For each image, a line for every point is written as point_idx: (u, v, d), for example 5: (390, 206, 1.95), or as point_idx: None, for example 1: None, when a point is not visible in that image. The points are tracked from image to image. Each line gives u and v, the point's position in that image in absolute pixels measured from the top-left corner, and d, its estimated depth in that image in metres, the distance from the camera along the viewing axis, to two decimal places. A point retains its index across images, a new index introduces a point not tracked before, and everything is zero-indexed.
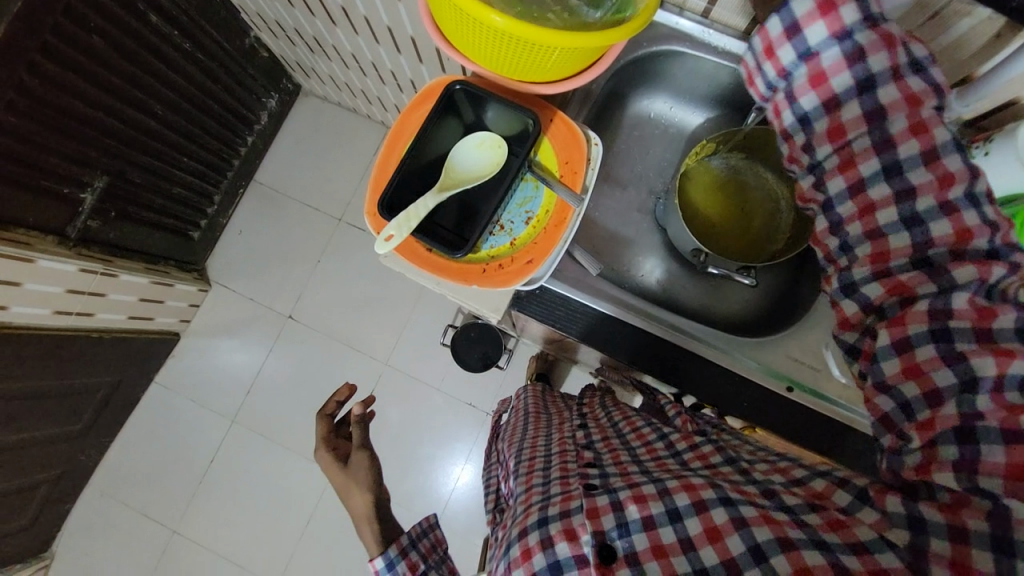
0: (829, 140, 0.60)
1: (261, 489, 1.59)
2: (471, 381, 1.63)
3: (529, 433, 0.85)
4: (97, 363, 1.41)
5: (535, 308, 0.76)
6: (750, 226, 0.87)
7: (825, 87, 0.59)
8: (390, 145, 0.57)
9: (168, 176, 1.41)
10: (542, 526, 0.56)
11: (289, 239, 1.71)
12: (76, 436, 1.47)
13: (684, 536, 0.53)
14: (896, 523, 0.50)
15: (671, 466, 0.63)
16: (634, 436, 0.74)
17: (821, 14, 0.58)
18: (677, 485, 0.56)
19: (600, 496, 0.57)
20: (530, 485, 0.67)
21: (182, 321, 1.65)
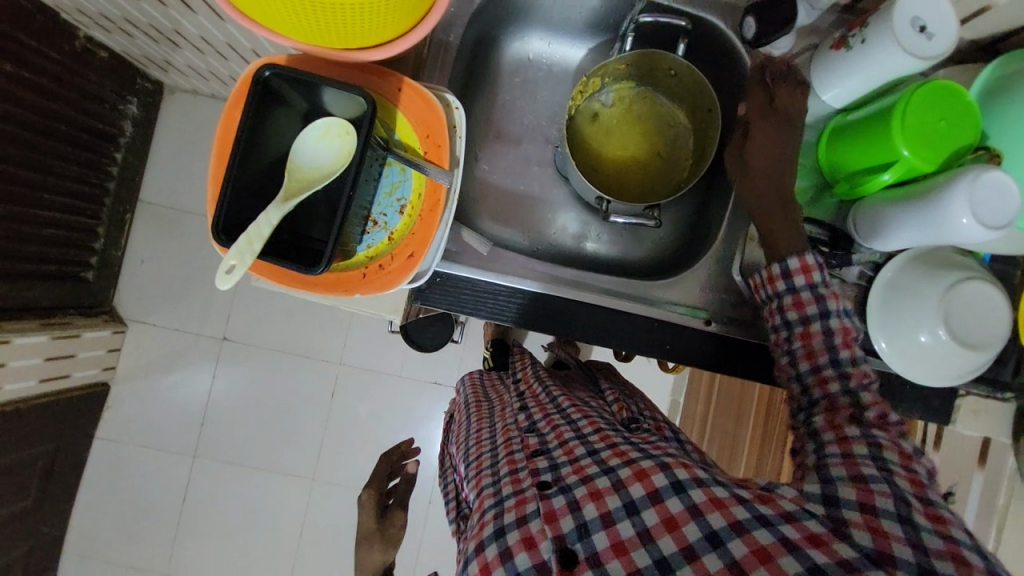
0: (793, 314, 0.65)
1: (246, 515, 1.55)
2: (430, 360, 1.60)
3: (473, 428, 0.86)
4: (21, 436, 1.28)
5: (440, 298, 0.74)
6: (652, 161, 0.84)
7: (800, 308, 0.64)
8: (215, 171, 0.51)
9: (34, 219, 1.23)
10: (500, 538, 0.57)
11: (200, 257, 1.56)
12: (27, 514, 1.37)
13: (643, 529, 0.53)
14: (813, 499, 0.54)
15: (614, 439, 0.65)
16: (574, 409, 0.74)
17: (805, 272, 0.65)
18: (630, 475, 0.57)
19: (557, 498, 0.59)
20: (480, 487, 0.68)
21: (107, 369, 1.50)
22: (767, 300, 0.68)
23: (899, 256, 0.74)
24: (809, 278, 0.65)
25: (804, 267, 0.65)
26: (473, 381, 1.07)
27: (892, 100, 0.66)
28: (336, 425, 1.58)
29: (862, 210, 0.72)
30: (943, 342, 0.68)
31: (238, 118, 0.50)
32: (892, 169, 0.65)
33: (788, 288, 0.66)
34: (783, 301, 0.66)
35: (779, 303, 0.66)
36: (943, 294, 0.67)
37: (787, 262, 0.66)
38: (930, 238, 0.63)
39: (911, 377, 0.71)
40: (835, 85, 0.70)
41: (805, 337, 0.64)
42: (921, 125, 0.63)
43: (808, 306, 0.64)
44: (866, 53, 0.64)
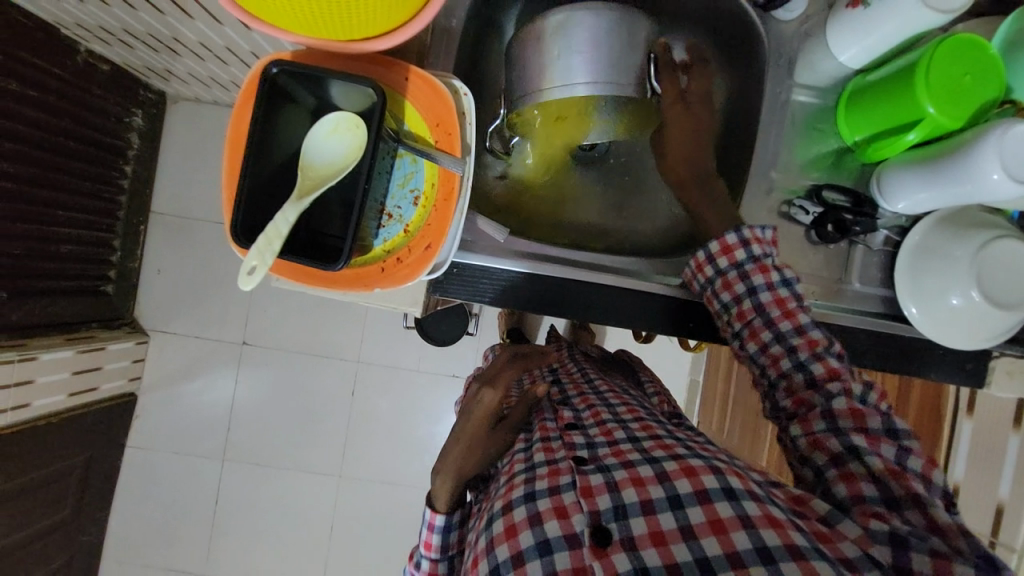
0: (727, 296, 0.68)
1: (277, 513, 1.59)
2: (447, 353, 1.61)
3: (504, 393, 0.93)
4: (54, 448, 1.32)
5: (457, 289, 0.74)
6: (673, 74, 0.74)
7: (731, 289, 0.67)
8: (231, 167, 0.51)
9: (50, 236, 1.25)
10: (530, 501, 0.59)
11: (215, 264, 1.58)
12: (67, 522, 1.41)
13: (685, 524, 0.54)
14: (880, 540, 0.51)
15: (657, 432, 0.66)
16: (611, 395, 0.78)
17: (724, 252, 0.68)
18: (676, 469, 0.58)
19: (594, 476, 0.60)
20: (513, 454, 0.71)
21: (132, 379, 1.53)
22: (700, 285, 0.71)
23: (925, 219, 0.72)
24: (732, 259, 0.68)
25: (724, 249, 0.68)
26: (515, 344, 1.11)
27: (913, 57, 0.64)
28: (357, 422, 1.60)
29: (888, 172, 0.70)
30: (975, 304, 0.66)
31: (251, 114, 0.50)
32: (918, 128, 0.63)
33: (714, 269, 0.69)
34: (714, 284, 0.69)
35: (712, 286, 0.69)
36: (974, 255, 0.65)
37: (708, 246, 0.69)
38: (961, 196, 0.63)
39: (944, 343, 0.70)
40: (851, 46, 0.69)
41: (741, 317, 0.67)
42: (947, 81, 0.61)
43: (736, 288, 0.67)
44: (884, 11, 0.63)
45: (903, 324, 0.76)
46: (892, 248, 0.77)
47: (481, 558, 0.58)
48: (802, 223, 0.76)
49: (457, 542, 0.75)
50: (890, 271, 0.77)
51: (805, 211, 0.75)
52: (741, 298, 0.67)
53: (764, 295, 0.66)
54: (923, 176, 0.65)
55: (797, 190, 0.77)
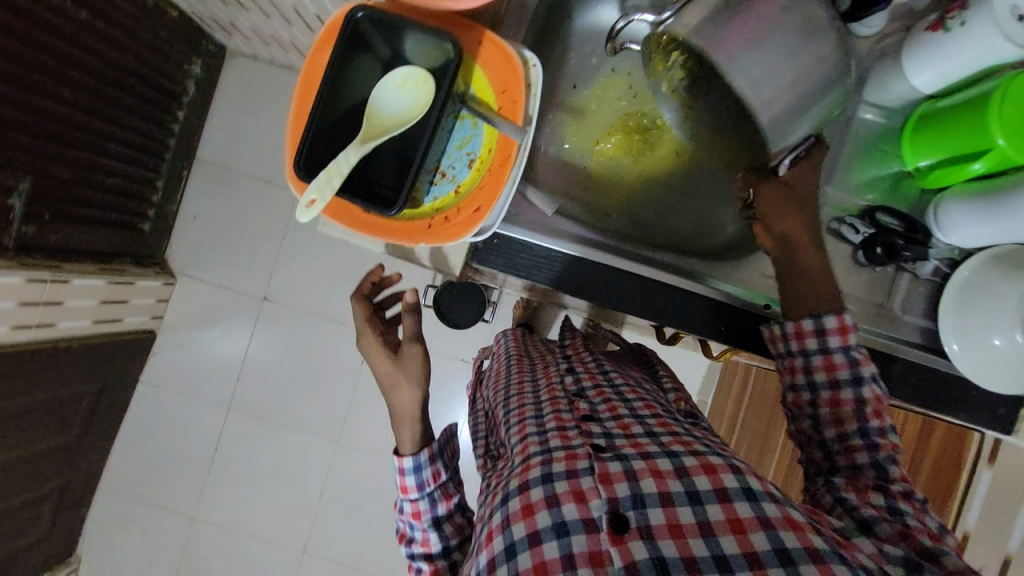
0: (823, 376, 0.66)
1: (272, 469, 1.61)
2: (460, 337, 1.62)
3: (513, 371, 0.91)
4: (75, 370, 1.36)
5: (497, 260, 0.75)
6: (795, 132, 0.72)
7: (833, 371, 0.66)
8: (297, 108, 0.53)
9: (98, 167, 1.29)
10: (547, 484, 0.59)
11: (249, 217, 1.62)
12: (72, 446, 1.44)
13: (703, 519, 0.54)
14: (893, 559, 0.53)
15: (675, 429, 0.67)
16: (627, 390, 0.78)
17: (840, 331, 0.66)
18: (696, 466, 0.58)
19: (612, 464, 0.60)
20: (525, 433, 0.70)
21: (154, 318, 1.57)
22: (790, 355, 0.69)
23: (978, 255, 0.71)
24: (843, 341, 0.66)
25: (842, 330, 0.65)
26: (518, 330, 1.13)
27: (988, 87, 0.63)
28: (362, 392, 1.62)
29: (947, 200, 0.69)
30: (1016, 346, 0.65)
31: (326, 59, 0.51)
32: (985, 157, 0.63)
33: (820, 347, 0.66)
34: (813, 361, 0.67)
35: (807, 364, 0.68)
36: (1019, 299, 0.64)
37: (824, 319, 0.66)
38: (1021, 232, 0.62)
39: (982, 383, 0.69)
40: (924, 70, 0.68)
41: (835, 401, 0.66)
42: (1020, 113, 0.60)
43: (840, 371, 0.65)
44: (965, 38, 0.63)
45: (939, 357, 0.75)
46: (940, 279, 0.76)
47: (496, 534, 0.58)
48: (850, 241, 0.75)
49: (433, 479, 0.81)
50: (935, 303, 0.76)
51: (855, 229, 0.75)
52: (840, 381, 0.65)
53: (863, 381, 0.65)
54: (982, 208, 0.65)
55: (849, 207, 0.77)
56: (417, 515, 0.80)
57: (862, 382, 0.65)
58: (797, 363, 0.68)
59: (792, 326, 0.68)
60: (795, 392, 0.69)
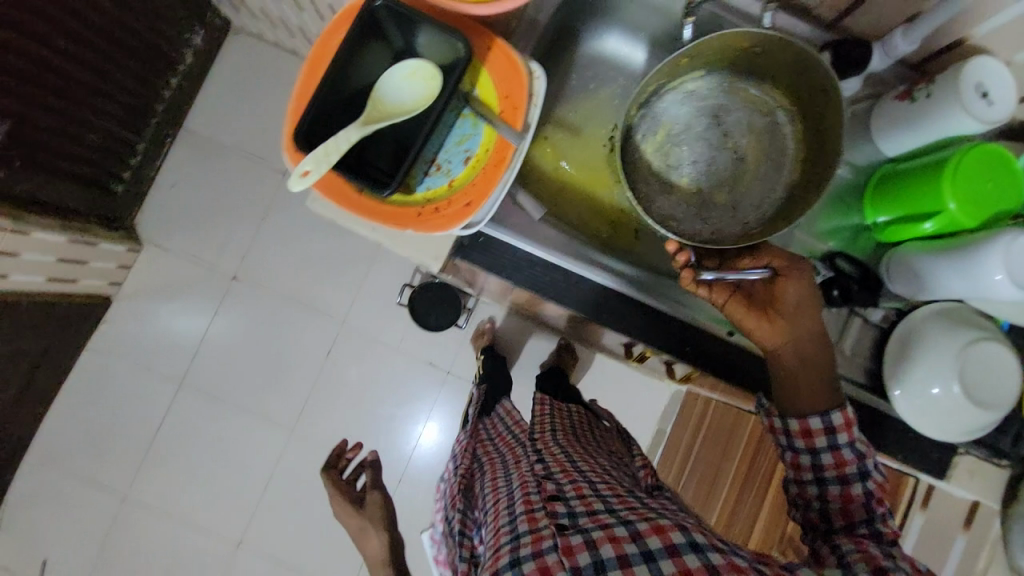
0: (830, 462, 0.69)
1: (217, 455, 1.54)
2: (431, 339, 1.61)
3: (490, 471, 0.94)
4: (19, 327, 1.28)
5: (479, 255, 0.76)
6: (746, 233, 0.83)
7: (842, 469, 0.68)
8: (304, 81, 0.54)
9: (81, 122, 1.25)
10: (515, 568, 0.62)
11: (229, 193, 1.58)
12: (2, 407, 1.35)
13: (659, 574, 0.58)
14: None
15: (631, 500, 0.70)
16: (590, 467, 0.81)
17: (846, 428, 0.69)
18: (646, 528, 0.63)
19: (574, 536, 0.63)
20: (497, 526, 0.73)
21: (113, 283, 1.51)
22: (797, 451, 0.72)
23: (923, 307, 0.77)
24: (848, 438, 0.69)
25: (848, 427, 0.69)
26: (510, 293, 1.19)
27: (945, 154, 0.69)
28: (322, 384, 1.58)
29: (900, 253, 0.75)
30: (953, 396, 0.71)
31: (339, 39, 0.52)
32: (936, 218, 0.69)
33: (829, 443, 0.69)
34: (822, 460, 0.69)
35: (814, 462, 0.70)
36: (957, 352, 0.71)
37: (831, 417, 0.69)
38: (965, 289, 0.68)
39: (918, 428, 0.74)
40: (893, 135, 0.75)
41: (845, 497, 0.67)
42: (970, 181, 0.67)
43: (847, 467, 0.68)
44: (930, 106, 0.69)
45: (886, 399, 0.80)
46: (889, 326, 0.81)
47: None
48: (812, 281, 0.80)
49: None
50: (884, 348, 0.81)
51: (816, 270, 0.80)
52: (849, 475, 0.68)
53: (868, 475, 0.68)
54: (931, 262, 0.70)
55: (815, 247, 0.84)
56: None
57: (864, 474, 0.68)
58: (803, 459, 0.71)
59: (798, 424, 0.71)
60: (802, 483, 0.72)
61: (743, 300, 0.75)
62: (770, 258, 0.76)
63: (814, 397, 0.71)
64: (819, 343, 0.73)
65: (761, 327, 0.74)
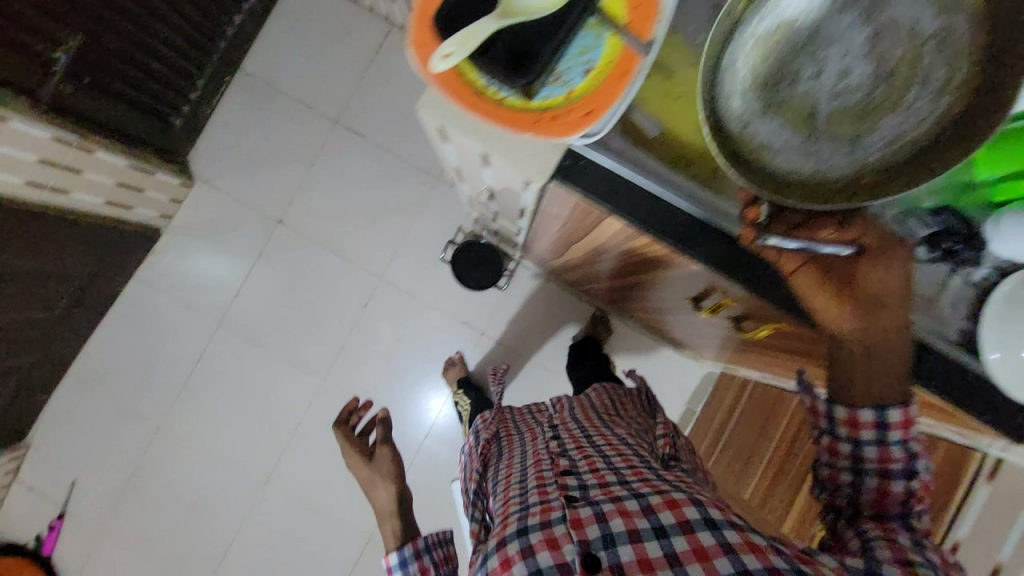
0: (872, 462, 0.52)
1: (250, 393, 1.57)
2: (467, 299, 1.62)
3: (504, 451, 0.90)
4: (74, 248, 1.30)
5: (583, 183, 0.60)
6: (854, 189, 0.50)
7: (886, 466, 0.51)
8: None
9: (148, 48, 1.25)
10: (522, 536, 0.57)
11: (280, 137, 1.59)
12: (53, 325, 1.38)
13: (670, 551, 0.52)
14: None
15: (647, 475, 0.66)
16: (608, 447, 0.77)
17: (903, 424, 0.51)
18: (661, 502, 0.57)
19: (584, 509, 0.58)
20: (507, 499, 0.69)
21: (163, 216, 1.53)
22: (832, 437, 0.55)
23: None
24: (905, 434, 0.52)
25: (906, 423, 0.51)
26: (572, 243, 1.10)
27: None
28: (356, 334, 1.60)
29: (1009, 214, 0.58)
30: None
31: None
32: None
33: (877, 437, 0.52)
34: (863, 454, 0.53)
35: (849, 453, 0.53)
36: None
37: (885, 409, 0.51)
38: None
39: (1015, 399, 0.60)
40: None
41: (880, 492, 0.52)
42: None
43: (893, 464, 0.51)
44: None
45: None
46: None
47: None
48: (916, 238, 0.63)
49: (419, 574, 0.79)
50: None
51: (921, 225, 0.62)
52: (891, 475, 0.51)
53: (913, 474, 0.52)
54: None
55: (922, 200, 0.61)
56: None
57: (911, 473, 0.51)
58: (837, 448, 0.54)
59: (843, 411, 0.53)
60: (826, 487, 0.56)
61: (821, 270, 0.53)
62: (864, 233, 0.51)
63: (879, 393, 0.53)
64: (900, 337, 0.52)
65: (829, 311, 0.53)
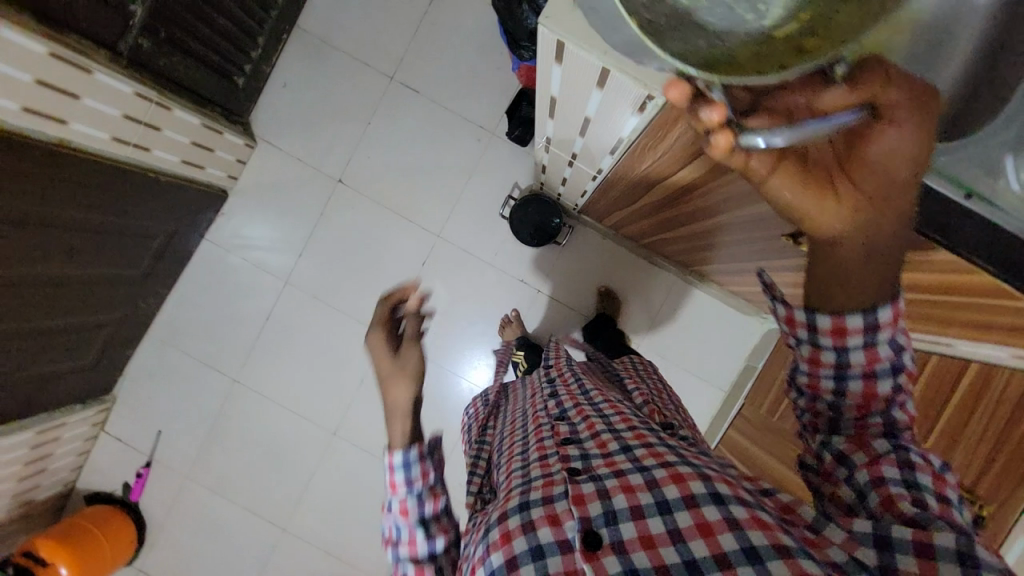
0: (858, 380, 0.51)
1: (317, 349, 1.63)
2: (524, 257, 1.62)
3: (509, 419, 0.90)
4: (153, 206, 1.35)
5: None
6: (782, 49, 0.38)
7: (872, 365, 0.50)
8: None
9: (215, 3, 1.25)
10: (523, 511, 0.55)
11: (337, 95, 1.59)
12: (137, 282, 1.45)
13: (673, 527, 0.50)
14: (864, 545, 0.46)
15: (649, 439, 0.64)
16: (606, 405, 0.76)
17: (893, 319, 0.49)
18: (665, 476, 0.55)
19: (586, 485, 0.56)
20: (508, 470, 0.68)
21: (229, 177, 1.57)
22: (813, 345, 0.52)
23: None
24: (891, 323, 0.49)
25: (896, 315, 0.49)
26: (632, 191, 1.07)
27: None
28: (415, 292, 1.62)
29: None
30: None
31: None
32: None
33: (866, 338, 0.50)
34: (852, 359, 0.50)
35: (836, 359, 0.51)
36: None
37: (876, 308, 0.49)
38: None
39: None
40: None
41: (867, 395, 0.51)
42: None
43: (878, 363, 0.50)
44: None
45: None
46: None
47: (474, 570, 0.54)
48: None
49: (423, 477, 0.67)
50: None
51: None
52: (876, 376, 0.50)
53: (895, 366, 0.51)
54: None
55: None
56: (413, 556, 0.65)
57: (892, 365, 0.50)
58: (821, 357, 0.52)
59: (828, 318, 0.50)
60: (805, 407, 0.55)
61: (796, 166, 0.47)
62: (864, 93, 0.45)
63: (866, 300, 0.49)
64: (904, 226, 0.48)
65: (822, 208, 0.47)
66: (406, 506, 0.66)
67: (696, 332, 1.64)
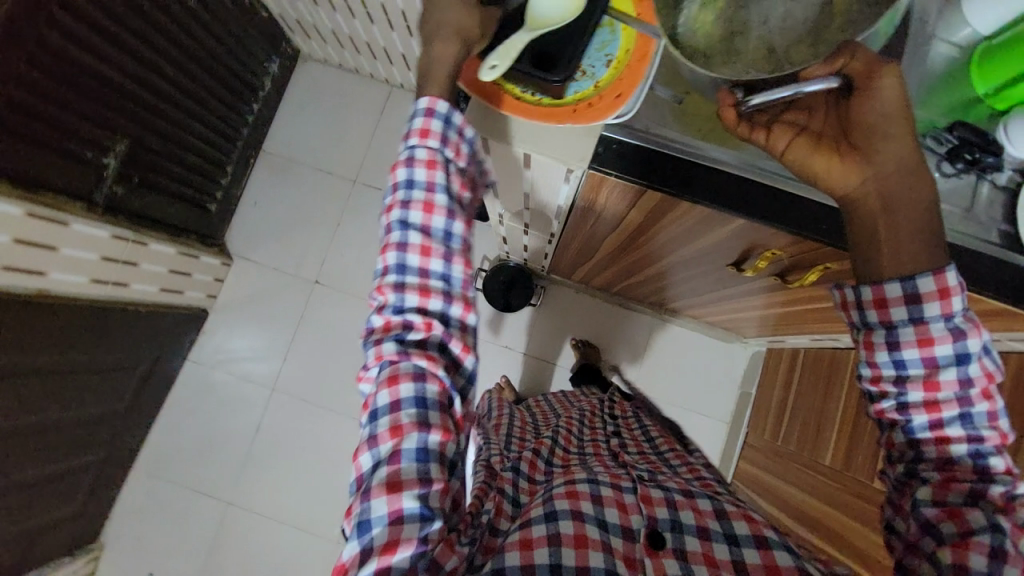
0: (915, 353, 0.57)
1: (312, 453, 1.59)
2: (506, 323, 1.66)
3: (557, 416, 0.98)
4: (133, 337, 1.38)
5: (620, 165, 0.65)
6: None
7: (927, 347, 0.56)
8: None
9: (184, 144, 1.37)
10: (594, 484, 0.64)
11: (306, 205, 1.70)
12: (120, 416, 1.43)
13: (738, 559, 0.59)
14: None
15: (713, 486, 0.73)
16: (671, 454, 0.86)
17: (940, 296, 0.55)
18: (736, 513, 0.64)
19: (655, 491, 0.65)
20: (570, 465, 0.75)
21: (209, 296, 1.62)
22: (866, 326, 0.59)
23: None
24: (947, 310, 0.55)
25: (944, 297, 0.55)
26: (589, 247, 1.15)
27: None
28: None
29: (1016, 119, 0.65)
30: None
31: None
32: None
33: (914, 317, 0.56)
34: (905, 335, 0.57)
35: (890, 337, 0.57)
36: None
37: (921, 286, 0.55)
38: None
39: None
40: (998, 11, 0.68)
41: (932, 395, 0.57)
42: None
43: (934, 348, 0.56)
44: None
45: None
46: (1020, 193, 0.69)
47: (534, 506, 0.62)
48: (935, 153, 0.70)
49: (429, 174, 0.59)
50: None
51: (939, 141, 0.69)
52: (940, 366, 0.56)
53: (963, 367, 0.56)
54: None
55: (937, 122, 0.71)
56: (422, 309, 0.58)
57: (954, 357, 0.56)
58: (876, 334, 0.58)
59: (869, 291, 0.57)
60: (891, 430, 0.61)
61: (810, 138, 0.59)
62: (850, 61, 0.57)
63: (904, 257, 0.57)
64: (910, 176, 0.57)
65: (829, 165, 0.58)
66: (432, 203, 0.58)
67: (687, 368, 1.66)
